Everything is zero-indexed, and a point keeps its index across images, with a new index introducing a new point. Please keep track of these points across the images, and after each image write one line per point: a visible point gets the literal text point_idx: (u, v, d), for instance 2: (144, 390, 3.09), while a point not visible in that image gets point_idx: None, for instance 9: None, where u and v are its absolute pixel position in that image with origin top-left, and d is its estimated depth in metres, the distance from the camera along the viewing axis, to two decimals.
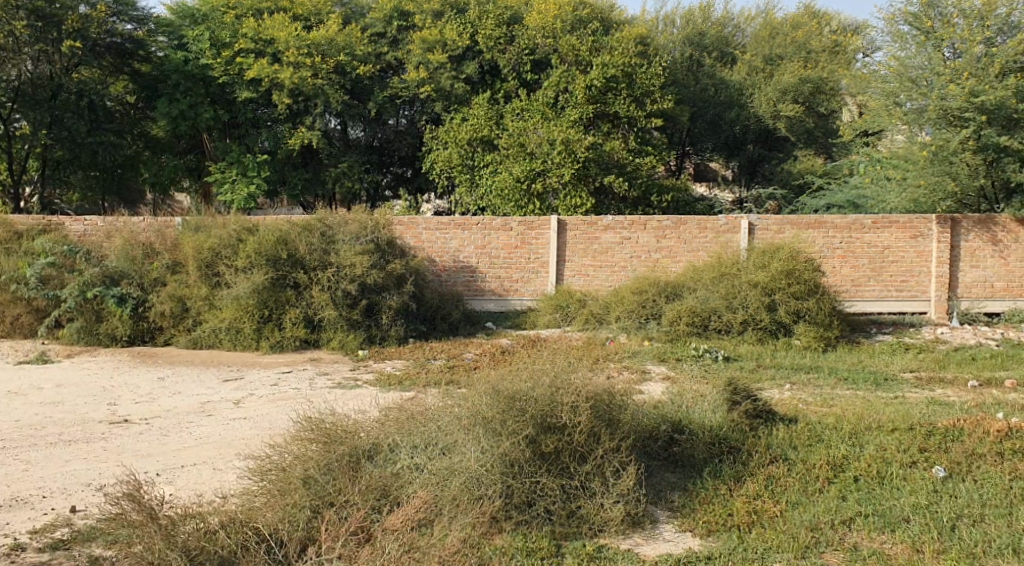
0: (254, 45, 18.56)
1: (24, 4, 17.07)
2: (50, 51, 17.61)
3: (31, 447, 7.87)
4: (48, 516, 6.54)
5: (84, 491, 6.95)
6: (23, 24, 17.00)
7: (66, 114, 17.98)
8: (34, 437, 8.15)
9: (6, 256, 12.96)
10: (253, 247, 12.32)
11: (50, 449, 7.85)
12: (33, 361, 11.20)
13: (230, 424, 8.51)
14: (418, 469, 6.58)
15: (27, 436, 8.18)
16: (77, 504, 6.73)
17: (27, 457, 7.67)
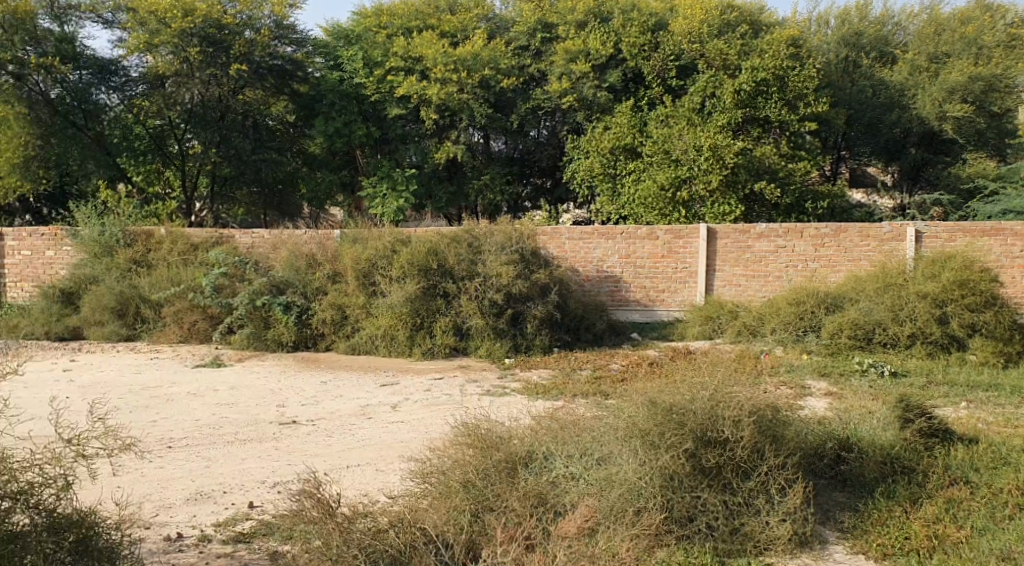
0: (405, 63, 19.07)
1: (197, 32, 18.07)
2: (220, 75, 18.56)
3: (211, 445, 8.26)
4: (230, 510, 6.86)
5: (261, 487, 7.25)
6: (196, 50, 18.01)
7: (233, 133, 19.40)
8: (210, 437, 8.51)
9: (185, 267, 13.77)
10: (405, 257, 12.56)
11: (228, 447, 8.22)
12: (210, 365, 11.76)
13: (390, 427, 8.67)
14: (575, 479, 6.55)
15: (206, 435, 8.58)
16: (254, 499, 7.03)
17: (207, 454, 8.04)
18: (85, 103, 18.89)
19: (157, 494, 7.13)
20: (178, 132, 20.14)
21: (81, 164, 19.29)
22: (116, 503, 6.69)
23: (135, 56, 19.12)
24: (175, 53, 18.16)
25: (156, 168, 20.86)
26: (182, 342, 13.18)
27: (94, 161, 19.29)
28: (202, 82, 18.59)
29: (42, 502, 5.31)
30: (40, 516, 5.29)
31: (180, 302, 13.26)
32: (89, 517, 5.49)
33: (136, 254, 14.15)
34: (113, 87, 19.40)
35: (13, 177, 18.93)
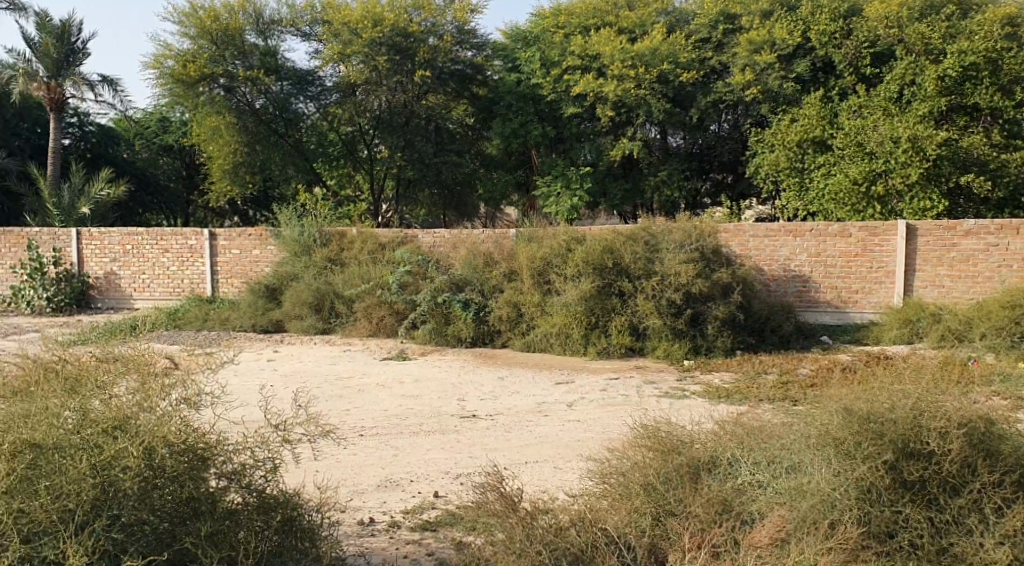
0: (581, 61, 19.00)
1: (385, 40, 18.89)
2: (406, 81, 19.44)
3: (398, 435, 8.51)
4: (417, 498, 7.08)
5: (445, 478, 7.46)
6: (384, 58, 18.85)
7: (416, 136, 20.11)
8: (396, 427, 8.75)
9: (373, 265, 14.12)
10: (581, 256, 12.37)
11: (413, 437, 8.46)
12: (394, 358, 11.99)
13: (566, 426, 8.52)
14: (761, 487, 6.12)
15: (392, 425, 8.79)
16: (440, 489, 7.25)
17: (395, 443, 8.32)
18: (285, 112, 21.54)
19: (352, 479, 7.43)
20: (367, 139, 22.35)
21: (282, 168, 22.22)
22: (315, 485, 7.00)
23: (329, 67, 21.45)
24: (365, 62, 19.12)
25: (348, 172, 23.11)
26: (370, 336, 13.48)
27: (293, 166, 22.13)
28: (389, 90, 19.59)
29: (253, 483, 5.32)
30: (252, 496, 5.30)
31: (367, 299, 13.59)
32: (294, 498, 5.49)
33: (330, 253, 14.60)
34: (311, 97, 21.93)
35: (225, 180, 22.39)
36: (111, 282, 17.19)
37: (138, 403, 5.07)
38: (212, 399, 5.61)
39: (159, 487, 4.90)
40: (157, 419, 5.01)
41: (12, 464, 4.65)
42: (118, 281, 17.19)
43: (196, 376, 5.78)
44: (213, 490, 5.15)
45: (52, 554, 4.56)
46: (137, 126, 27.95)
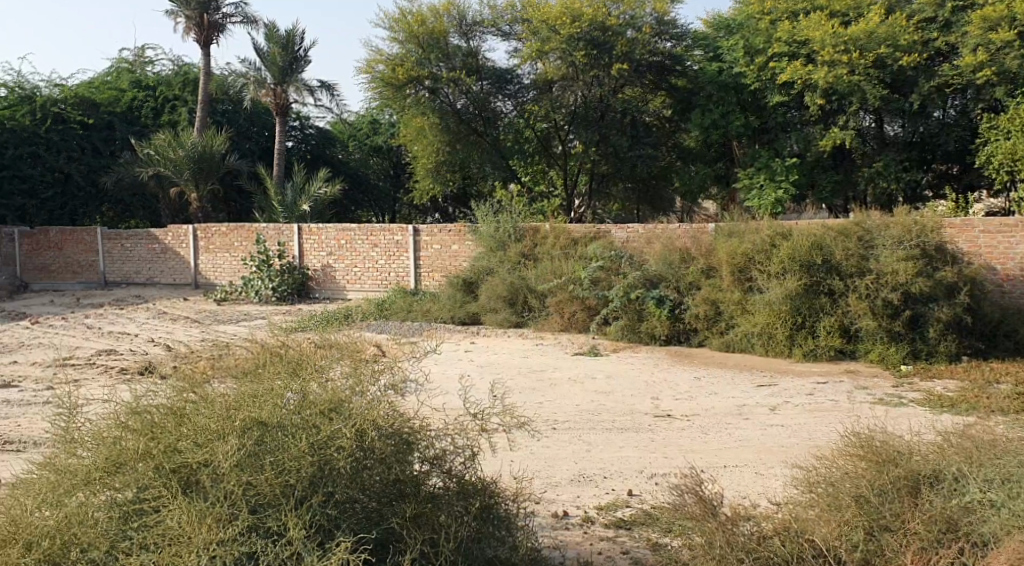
0: (789, 48, 19.12)
1: (584, 36, 20.34)
2: (603, 76, 20.92)
3: (591, 430, 8.42)
4: (610, 495, 6.93)
5: (637, 476, 7.27)
6: (582, 53, 20.25)
7: (611, 132, 21.56)
8: (590, 421, 8.68)
9: (565, 260, 14.04)
10: (786, 251, 11.80)
11: (605, 434, 8.32)
12: (586, 353, 11.86)
13: (769, 429, 8.19)
14: (994, 506, 5.34)
15: (586, 420, 8.72)
16: (634, 488, 7.05)
17: (587, 438, 8.22)
18: (485, 111, 22.29)
19: (546, 471, 7.42)
20: (562, 133, 22.48)
21: (481, 166, 23.07)
22: (511, 474, 7.03)
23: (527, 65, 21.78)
24: (564, 59, 20.78)
25: (543, 169, 23.56)
26: (561, 331, 13.47)
27: (491, 163, 22.82)
28: (586, 84, 21.20)
29: (453, 469, 5.56)
30: (451, 481, 5.52)
31: (560, 293, 13.54)
32: (491, 487, 5.70)
33: (525, 248, 14.68)
34: (509, 95, 22.45)
35: (429, 179, 23.92)
36: (327, 274, 18.20)
37: (352, 388, 5.32)
38: (417, 384, 5.87)
39: (370, 467, 5.12)
40: (369, 404, 5.26)
41: (244, 439, 4.91)
42: (334, 273, 18.13)
43: (402, 364, 6.03)
44: (417, 474, 5.38)
45: (276, 525, 4.74)
46: (351, 129, 29.73)
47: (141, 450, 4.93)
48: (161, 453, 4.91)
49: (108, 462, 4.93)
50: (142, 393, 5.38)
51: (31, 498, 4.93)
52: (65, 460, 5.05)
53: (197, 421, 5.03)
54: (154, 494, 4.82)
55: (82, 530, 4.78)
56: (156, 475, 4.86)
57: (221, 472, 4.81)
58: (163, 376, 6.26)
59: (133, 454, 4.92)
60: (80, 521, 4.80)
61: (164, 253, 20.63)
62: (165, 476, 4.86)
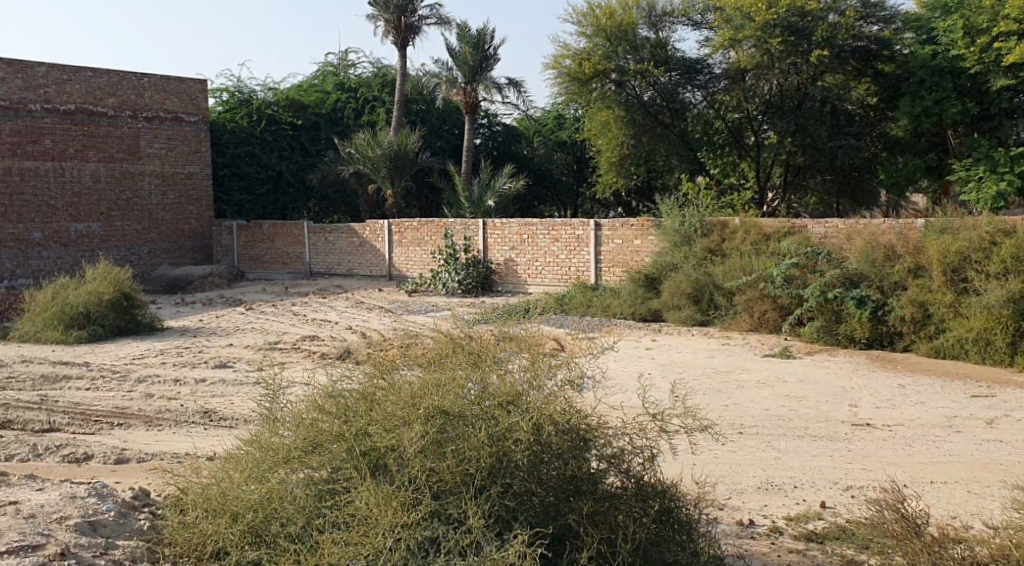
0: (1017, 26, 17.75)
1: (780, 23, 19.69)
2: (800, 62, 20.04)
3: (781, 437, 7.91)
4: (801, 506, 6.47)
5: (831, 488, 6.75)
6: (778, 40, 19.69)
7: (809, 122, 20.77)
8: (780, 427, 8.17)
9: (755, 256, 13.43)
10: (1009, 249, 10.93)
11: (796, 441, 7.81)
12: (778, 355, 11.27)
13: (986, 445, 7.41)
14: None
15: (775, 426, 8.22)
16: (827, 499, 6.55)
17: (777, 445, 7.73)
18: (673, 102, 22.20)
19: (732, 477, 7.03)
20: (755, 123, 22.06)
21: (667, 159, 22.98)
22: (693, 478, 6.70)
23: (719, 54, 21.64)
24: (758, 46, 20.03)
25: (733, 160, 23.20)
26: (751, 331, 12.92)
27: (677, 156, 22.79)
28: (782, 72, 20.41)
29: (631, 469, 5.36)
30: (630, 481, 5.34)
31: (749, 292, 12.98)
32: (672, 490, 5.49)
33: (712, 243, 14.15)
34: (699, 86, 22.29)
35: (612, 173, 23.53)
36: (510, 268, 18.32)
37: (529, 382, 5.27)
38: (594, 380, 5.62)
39: (547, 461, 5.11)
40: (546, 399, 5.20)
41: (427, 426, 5.02)
42: (516, 267, 18.24)
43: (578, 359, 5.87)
44: (593, 472, 5.26)
45: (456, 513, 4.87)
46: (537, 124, 29.59)
47: (335, 432, 5.27)
48: (353, 436, 5.19)
49: (306, 442, 5.32)
50: (339, 378, 5.75)
51: (241, 473, 5.47)
52: (268, 437, 5.53)
53: (385, 408, 5.22)
54: (345, 474, 5.13)
55: (283, 505, 5.22)
56: (348, 457, 5.16)
57: (406, 457, 4.98)
58: (354, 362, 6.52)
59: (328, 436, 5.28)
60: (279, 496, 5.24)
61: (361, 246, 21.43)
62: (356, 457, 5.14)
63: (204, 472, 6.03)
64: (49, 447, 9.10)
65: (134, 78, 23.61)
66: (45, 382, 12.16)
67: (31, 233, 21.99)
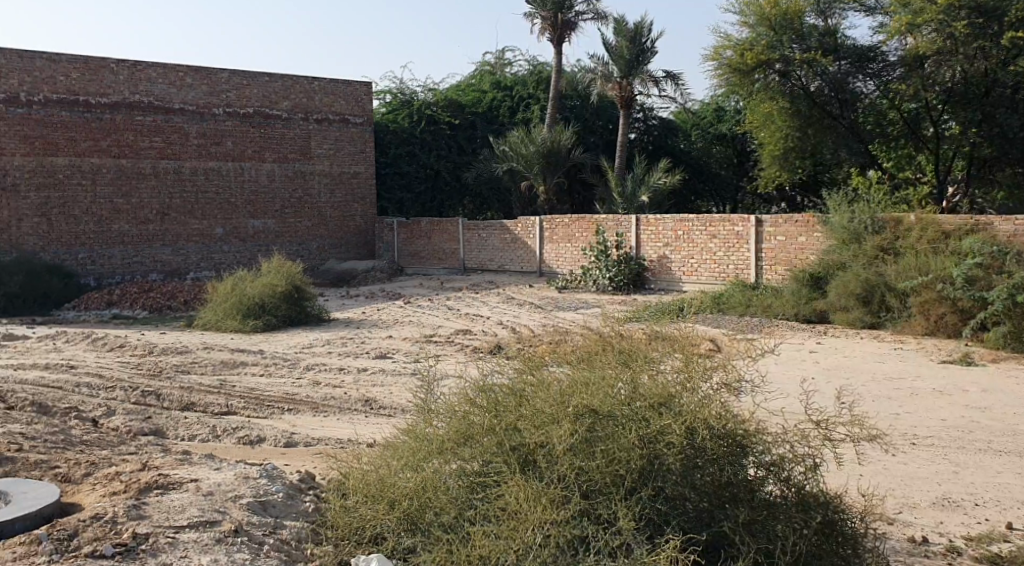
0: None
1: (967, 4, 18.43)
2: (988, 47, 18.69)
3: (960, 450, 7.31)
4: (983, 526, 5.94)
5: (1019, 508, 6.19)
6: (963, 23, 18.36)
7: (999, 109, 19.30)
8: (959, 440, 7.56)
9: (932, 255, 12.61)
10: None
11: (979, 456, 7.18)
12: (958, 362, 10.47)
13: None
14: None
15: (954, 438, 7.61)
16: (1014, 521, 5.99)
17: (956, 458, 7.15)
18: (842, 92, 21.27)
19: (903, 491, 6.53)
20: (936, 113, 20.79)
21: (835, 152, 22.18)
22: (860, 491, 6.26)
23: (894, 40, 20.46)
24: (941, 30, 18.87)
25: (909, 153, 22.33)
26: (926, 335, 12.12)
27: (846, 148, 21.93)
28: (969, 57, 19.11)
29: (790, 478, 5.33)
30: (789, 490, 5.32)
31: (925, 293, 12.18)
32: (839, 502, 5.42)
33: (884, 241, 13.38)
34: (871, 74, 21.15)
35: (775, 166, 23.18)
36: (664, 265, 17.93)
37: (682, 384, 5.35)
38: (752, 385, 5.65)
39: (701, 467, 5.20)
40: (700, 402, 5.28)
41: (577, 425, 5.27)
42: (670, 264, 17.83)
43: (736, 361, 5.78)
44: (751, 479, 5.28)
45: (607, 513, 5.09)
46: (695, 117, 28.67)
47: (486, 426, 5.61)
48: (504, 431, 5.52)
49: (459, 435, 5.69)
50: (492, 373, 6.06)
51: (399, 461, 5.86)
52: (423, 428, 5.90)
53: (535, 404, 5.53)
54: (497, 468, 5.44)
55: (437, 495, 5.52)
56: (499, 451, 5.47)
57: (555, 454, 5.26)
58: (510, 356, 6.81)
59: (480, 429, 5.63)
60: (433, 486, 5.56)
61: (515, 242, 21.51)
62: (507, 452, 5.45)
63: (364, 458, 6.66)
64: (227, 428, 9.58)
65: (306, 81, 24.62)
66: (224, 367, 12.81)
67: (213, 228, 23.59)
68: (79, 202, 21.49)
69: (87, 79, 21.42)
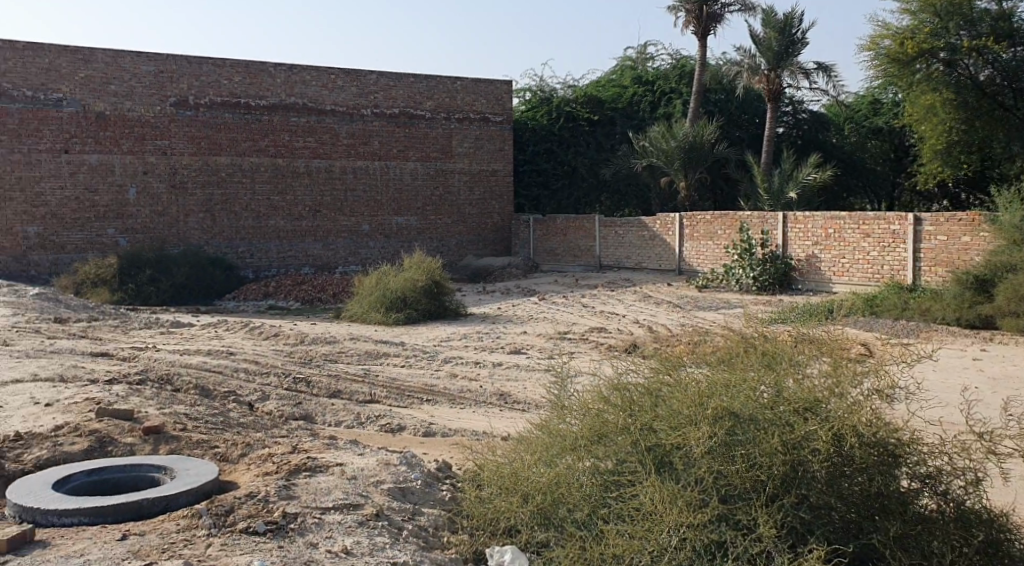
0: None
1: None
2: None
3: None
4: None
5: None
6: None
7: None
8: None
9: None
10: None
11: None
12: None
13: None
14: None
15: None
16: None
17: None
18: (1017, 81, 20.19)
19: None
20: None
21: (1007, 145, 20.72)
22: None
23: None
24: None
25: None
26: None
27: (1020, 140, 20.38)
28: None
29: (949, 492, 5.39)
30: (946, 504, 5.38)
31: None
32: (1002, 519, 5.47)
33: None
34: None
35: (936, 162, 22.09)
36: (812, 265, 17.26)
37: (830, 389, 5.32)
38: (907, 391, 5.47)
39: (850, 477, 5.24)
40: (849, 408, 5.25)
41: (715, 427, 5.32)
42: (818, 264, 17.16)
43: (889, 366, 5.64)
44: (903, 491, 5.36)
45: (746, 520, 5.18)
46: (848, 110, 27.77)
47: (620, 425, 5.73)
48: (639, 432, 5.61)
49: (592, 433, 5.83)
50: (626, 370, 6.13)
51: (532, 455, 6.07)
52: (558, 424, 6.11)
53: (670, 404, 5.58)
54: (631, 468, 5.54)
55: (569, 491, 5.70)
56: (633, 451, 5.58)
57: (692, 456, 5.34)
58: (645, 356, 6.71)
59: (614, 428, 5.75)
60: (566, 483, 5.73)
61: (653, 239, 21.18)
62: (642, 452, 5.55)
63: (497, 450, 6.88)
64: (370, 415, 9.76)
65: (450, 81, 24.95)
66: (368, 357, 13.11)
67: (360, 225, 24.28)
68: (240, 198, 22.70)
69: (248, 83, 22.48)
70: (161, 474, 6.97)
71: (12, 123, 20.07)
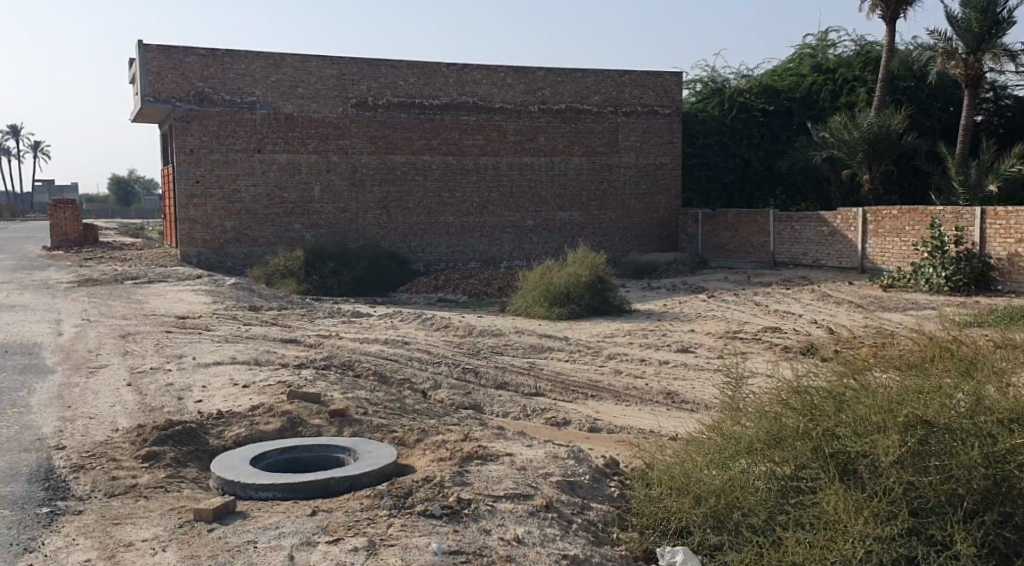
0: None
1: None
2: None
3: None
4: None
5: None
6: None
7: None
8: None
9: None
10: None
11: None
12: None
13: None
14: None
15: None
16: None
17: None
18: None
19: None
20: None
21: None
22: None
23: None
24: None
25: None
26: None
27: None
28: None
29: None
30: None
31: None
32: None
33: None
34: None
35: None
36: (1013, 264, 16.11)
37: None
38: None
39: None
40: None
41: (907, 437, 5.52)
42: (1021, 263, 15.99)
43: None
44: None
45: (941, 536, 5.45)
46: None
47: (798, 430, 5.94)
48: (819, 437, 5.83)
49: (768, 436, 6.06)
50: (802, 376, 6.31)
51: (704, 456, 6.33)
52: (732, 427, 6.33)
53: (855, 409, 5.75)
54: (813, 475, 5.79)
55: (744, 495, 5.96)
56: (814, 457, 5.82)
57: (881, 466, 5.55)
58: (827, 359, 6.59)
59: (791, 432, 5.96)
60: (742, 486, 5.99)
61: (832, 236, 20.35)
62: (824, 459, 5.78)
63: (667, 449, 6.92)
64: (537, 408, 9.83)
65: (619, 75, 24.78)
66: (534, 351, 13.20)
67: (525, 220, 24.49)
68: (415, 195, 23.46)
69: (422, 82, 23.11)
70: (345, 455, 7.26)
71: (212, 125, 21.46)
